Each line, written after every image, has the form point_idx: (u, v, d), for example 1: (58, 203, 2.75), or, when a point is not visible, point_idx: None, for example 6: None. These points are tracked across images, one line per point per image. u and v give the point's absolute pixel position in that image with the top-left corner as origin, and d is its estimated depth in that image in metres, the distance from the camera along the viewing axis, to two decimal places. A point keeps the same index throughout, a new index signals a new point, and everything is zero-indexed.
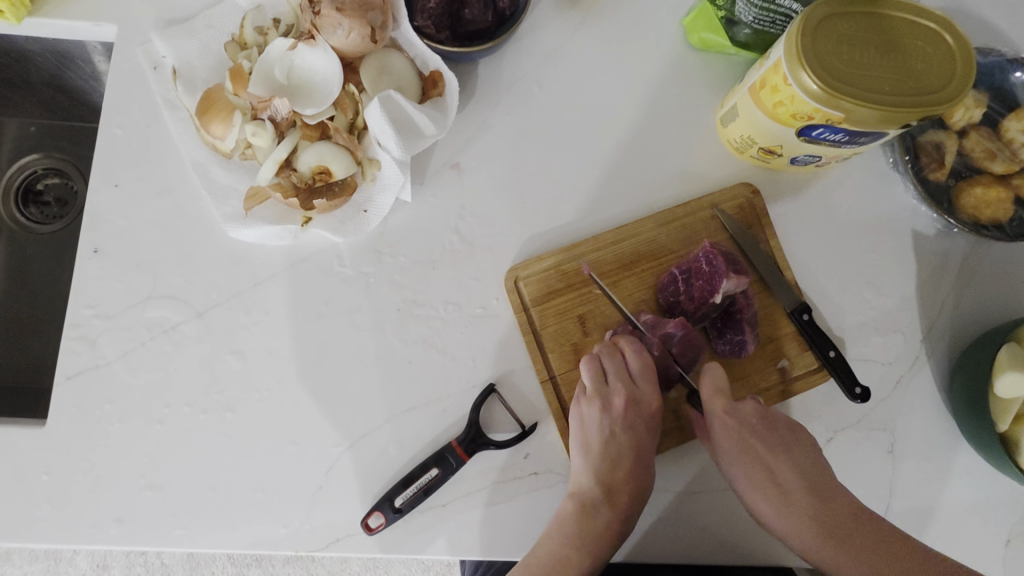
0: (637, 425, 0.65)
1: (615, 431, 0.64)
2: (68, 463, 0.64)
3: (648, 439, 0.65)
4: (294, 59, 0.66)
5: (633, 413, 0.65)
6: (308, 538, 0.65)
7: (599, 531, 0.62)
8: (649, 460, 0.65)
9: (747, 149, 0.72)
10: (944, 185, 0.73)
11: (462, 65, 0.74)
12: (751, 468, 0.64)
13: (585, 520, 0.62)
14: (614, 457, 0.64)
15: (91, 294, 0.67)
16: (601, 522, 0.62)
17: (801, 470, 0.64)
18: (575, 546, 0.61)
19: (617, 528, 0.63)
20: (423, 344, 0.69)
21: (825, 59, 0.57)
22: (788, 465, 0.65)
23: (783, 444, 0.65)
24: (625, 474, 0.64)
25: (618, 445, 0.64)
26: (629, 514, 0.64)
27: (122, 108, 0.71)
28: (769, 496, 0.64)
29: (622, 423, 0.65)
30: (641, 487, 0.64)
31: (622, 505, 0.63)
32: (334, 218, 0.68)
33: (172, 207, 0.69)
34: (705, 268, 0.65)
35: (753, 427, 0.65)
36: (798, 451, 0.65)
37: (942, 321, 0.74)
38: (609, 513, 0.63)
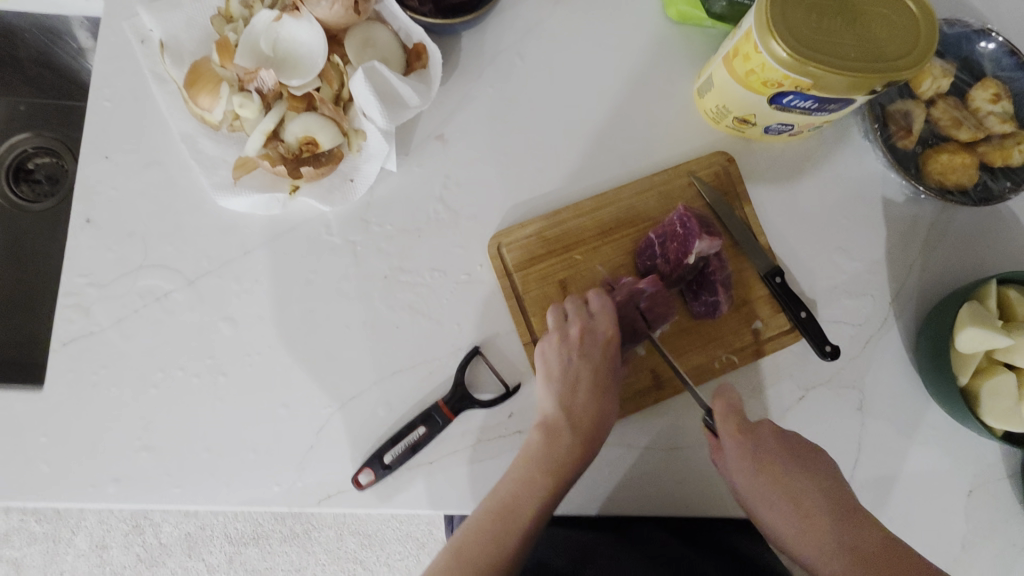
0: (595, 355, 0.67)
1: (572, 360, 0.66)
2: (66, 427, 0.66)
3: (607, 369, 0.67)
4: (280, 31, 0.67)
5: (590, 345, 0.67)
6: (301, 496, 0.67)
7: (562, 454, 0.64)
8: (610, 389, 0.67)
9: (723, 118, 0.74)
10: (912, 153, 0.75)
11: (445, 38, 0.75)
12: (762, 475, 0.65)
13: (547, 445, 0.64)
14: (573, 385, 0.66)
15: (84, 264, 0.69)
16: (563, 448, 0.64)
17: (811, 483, 0.66)
18: (539, 469, 0.63)
19: (580, 454, 0.64)
20: (410, 310, 0.71)
21: (794, 26, 0.59)
22: (797, 474, 0.66)
23: (795, 454, 0.67)
24: (585, 399, 0.66)
25: (575, 371, 0.66)
26: (591, 438, 0.65)
27: (110, 81, 0.72)
28: (785, 519, 0.65)
29: (578, 352, 0.66)
30: (601, 411, 0.66)
31: (583, 429, 0.65)
32: (321, 188, 0.70)
33: (162, 179, 0.71)
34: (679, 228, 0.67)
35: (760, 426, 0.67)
36: (807, 450, 0.67)
37: (911, 284, 0.77)
38: (570, 437, 0.64)
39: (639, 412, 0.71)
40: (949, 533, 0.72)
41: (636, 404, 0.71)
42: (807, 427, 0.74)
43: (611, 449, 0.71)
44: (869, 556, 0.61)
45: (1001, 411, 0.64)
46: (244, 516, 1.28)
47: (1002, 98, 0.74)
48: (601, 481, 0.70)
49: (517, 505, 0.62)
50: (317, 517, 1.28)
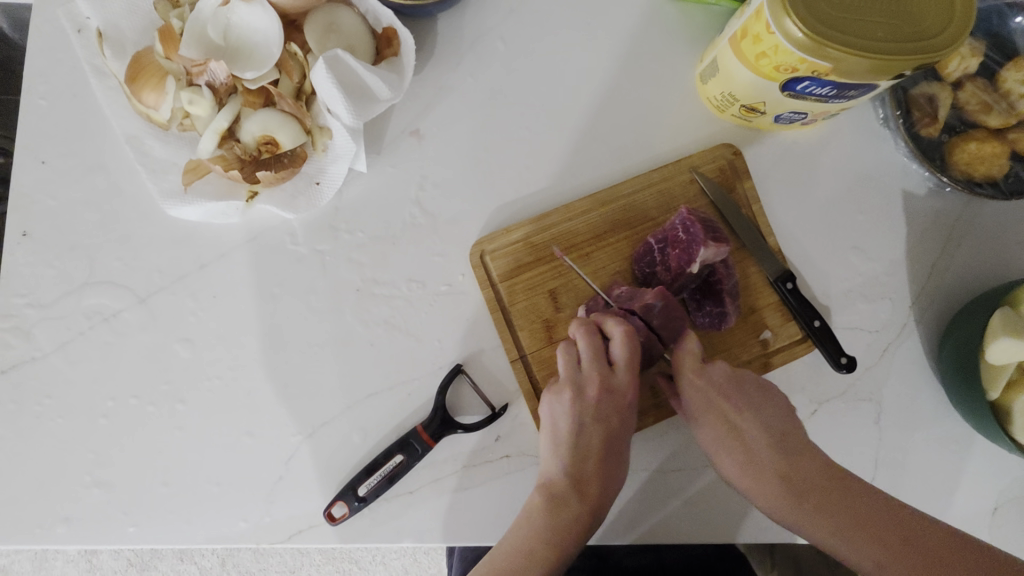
0: (612, 421, 0.59)
1: (584, 420, 0.59)
2: (9, 462, 0.60)
3: (625, 435, 0.59)
4: (230, 17, 0.60)
5: (606, 402, 0.59)
6: (270, 531, 0.62)
7: (569, 528, 0.57)
8: (624, 455, 0.59)
9: (728, 107, 0.67)
10: (937, 141, 0.69)
11: (419, 22, 0.68)
12: (709, 411, 0.59)
13: (552, 517, 0.57)
14: (585, 452, 0.58)
15: (23, 282, 0.62)
16: (568, 518, 0.57)
17: (762, 421, 0.60)
18: (542, 545, 0.56)
19: (587, 528, 0.57)
20: (385, 325, 0.65)
21: (812, 2, 0.52)
22: (746, 411, 0.60)
23: (745, 393, 0.60)
24: (597, 469, 0.58)
25: (589, 438, 0.58)
26: (600, 511, 0.58)
27: (45, 77, 0.64)
28: (735, 457, 0.59)
29: (592, 412, 0.59)
30: (614, 480, 0.59)
31: (593, 498, 0.58)
32: (283, 193, 0.63)
33: (106, 185, 0.64)
34: (677, 238, 0.60)
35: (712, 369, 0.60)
36: (757, 390, 0.61)
37: (933, 284, 0.70)
38: (576, 506, 0.57)
39: (639, 432, 0.65)
40: None
41: (635, 424, 0.64)
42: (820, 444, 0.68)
43: None
44: (820, 493, 0.55)
45: None
46: None
47: None
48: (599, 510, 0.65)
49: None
50: None
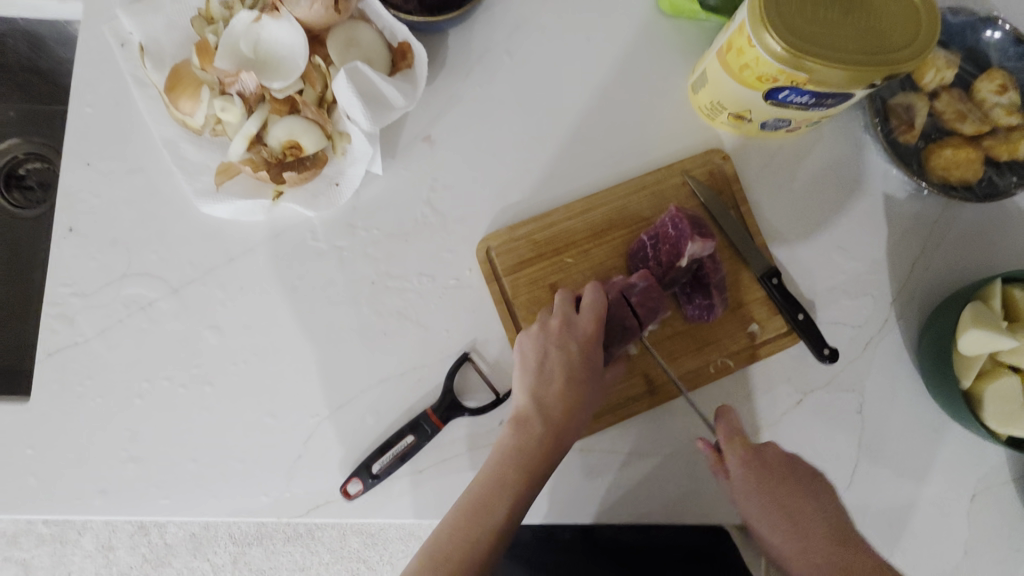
0: (573, 350, 0.63)
1: (547, 353, 0.63)
2: (52, 438, 0.66)
3: (586, 364, 0.63)
4: (261, 32, 0.66)
5: (567, 336, 0.63)
6: (289, 506, 0.67)
7: (533, 450, 0.60)
8: (588, 384, 0.63)
9: (718, 114, 0.72)
10: (914, 148, 0.73)
11: (431, 37, 0.73)
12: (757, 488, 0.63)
13: (518, 438, 0.61)
14: (549, 380, 0.62)
15: (68, 273, 0.68)
16: (534, 441, 0.60)
17: (818, 509, 0.61)
18: (508, 462, 0.60)
19: (551, 446, 0.61)
20: (398, 316, 0.70)
21: (789, 18, 0.57)
22: (805, 497, 0.62)
23: (800, 479, 0.63)
24: (560, 395, 0.62)
25: (552, 365, 0.62)
26: (564, 432, 0.61)
27: (91, 87, 0.70)
28: (786, 535, 0.61)
29: (555, 345, 0.63)
30: (578, 403, 0.62)
31: (556, 420, 0.61)
32: (305, 193, 0.69)
33: (144, 185, 0.70)
34: (666, 231, 0.66)
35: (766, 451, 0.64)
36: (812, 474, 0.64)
37: (912, 282, 0.74)
38: (540, 430, 0.61)
39: (633, 417, 0.70)
40: (952, 538, 0.71)
41: (630, 410, 0.69)
42: (805, 432, 0.72)
43: (601, 458, 0.69)
44: None
45: (1003, 414, 0.63)
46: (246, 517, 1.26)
47: (1009, 90, 0.71)
48: (594, 490, 0.69)
49: (492, 496, 0.58)
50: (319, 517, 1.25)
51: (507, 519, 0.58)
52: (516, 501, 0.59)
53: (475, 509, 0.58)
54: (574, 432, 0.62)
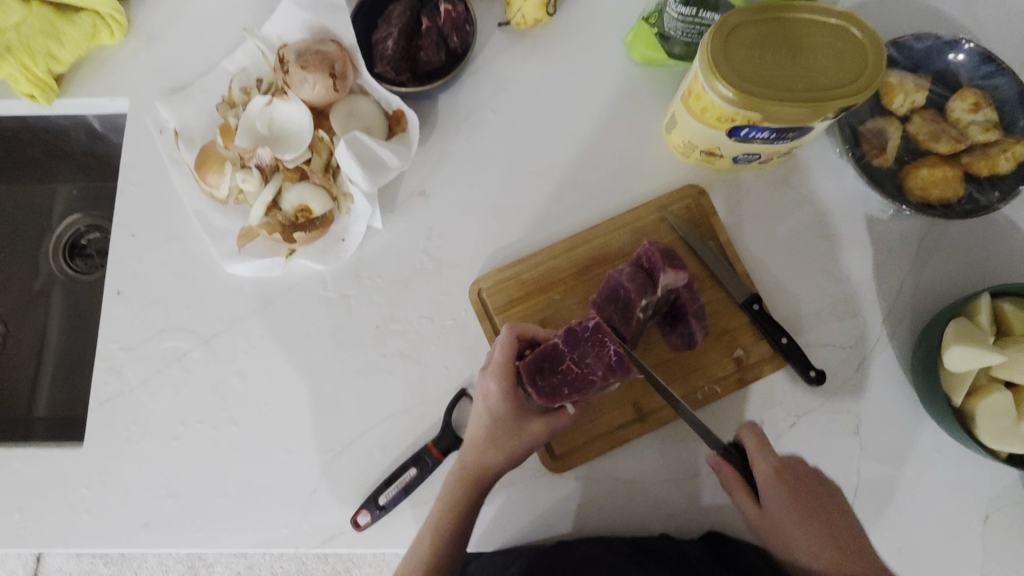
0: (491, 405, 0.66)
1: (478, 404, 0.67)
2: (102, 479, 0.74)
3: (501, 419, 0.66)
4: (273, 113, 0.75)
5: (487, 385, 0.67)
6: (308, 537, 0.72)
7: (453, 495, 0.65)
8: (503, 438, 0.65)
9: (691, 152, 0.76)
10: (889, 170, 0.75)
11: (423, 103, 0.82)
12: (803, 505, 0.63)
13: (446, 483, 0.66)
14: (471, 431, 0.67)
15: (116, 331, 0.78)
16: (455, 483, 0.66)
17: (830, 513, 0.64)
18: (437, 507, 0.66)
19: (466, 492, 0.65)
20: (401, 356, 0.76)
21: (738, 66, 0.62)
22: (830, 506, 0.65)
23: (813, 484, 0.65)
24: (479, 450, 0.65)
25: (476, 419, 0.67)
26: (481, 482, 0.65)
27: (135, 169, 0.82)
28: (818, 541, 0.62)
29: (482, 398, 0.67)
30: (491, 459, 0.65)
31: (473, 471, 0.65)
32: (316, 248, 0.77)
33: (179, 251, 0.79)
34: (619, 292, 0.69)
35: (799, 467, 0.66)
36: (842, 508, 0.65)
37: (902, 300, 0.75)
38: (459, 476, 0.66)
39: (625, 445, 0.72)
40: (967, 561, 0.69)
41: (621, 437, 0.71)
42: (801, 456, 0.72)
43: (593, 481, 0.72)
44: None
45: (996, 430, 0.62)
46: (288, 556, 1.31)
47: (983, 107, 0.72)
48: (590, 511, 0.71)
49: (429, 525, 0.65)
50: (356, 555, 1.30)
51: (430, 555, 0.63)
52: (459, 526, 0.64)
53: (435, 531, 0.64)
54: (494, 479, 0.66)
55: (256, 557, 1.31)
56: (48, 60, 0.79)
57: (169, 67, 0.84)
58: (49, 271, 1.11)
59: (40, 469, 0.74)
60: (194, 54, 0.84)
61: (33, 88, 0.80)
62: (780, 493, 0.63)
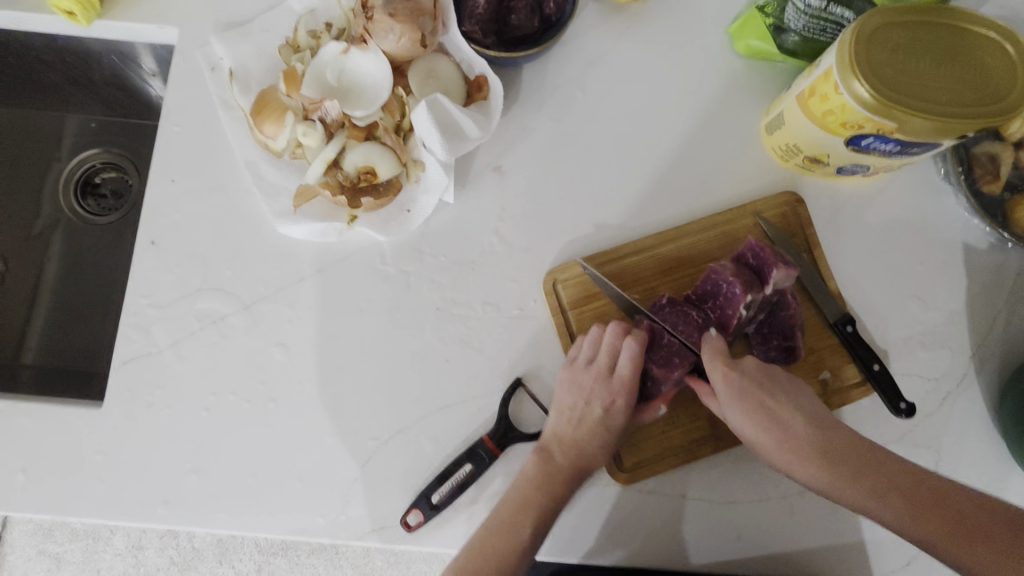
0: (600, 405, 0.63)
1: (588, 404, 0.64)
2: (120, 444, 0.67)
3: (609, 420, 0.63)
4: (346, 63, 0.68)
5: (601, 384, 0.63)
6: (344, 529, 0.66)
7: (550, 481, 0.63)
8: (610, 438, 0.63)
9: (792, 157, 0.71)
10: (999, 199, 0.70)
11: (506, 72, 0.75)
12: (744, 400, 0.59)
13: (539, 471, 0.63)
14: (577, 429, 0.63)
15: (147, 285, 0.70)
16: (551, 472, 0.63)
17: (802, 409, 0.58)
18: (534, 496, 0.62)
19: (566, 484, 0.63)
20: (460, 343, 0.70)
21: (880, 68, 0.56)
22: (782, 396, 0.59)
23: (777, 380, 0.60)
24: (587, 446, 0.63)
25: (580, 420, 0.64)
26: (581, 475, 0.64)
27: (180, 107, 0.74)
28: (771, 436, 0.57)
29: (594, 397, 0.63)
30: (596, 455, 0.63)
31: (575, 461, 0.63)
32: (379, 217, 0.70)
33: (224, 203, 0.72)
34: (719, 291, 0.64)
35: (745, 360, 0.61)
36: (806, 396, 0.60)
37: (993, 337, 0.71)
38: (559, 467, 0.63)
39: (697, 461, 0.67)
40: None
41: (694, 452, 0.67)
42: None
43: (664, 499, 0.67)
44: (860, 463, 0.53)
45: None
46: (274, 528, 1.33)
47: None
48: (656, 529, 0.67)
49: (519, 515, 0.61)
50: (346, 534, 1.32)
51: (525, 551, 0.60)
52: (535, 533, 0.61)
53: (499, 535, 0.61)
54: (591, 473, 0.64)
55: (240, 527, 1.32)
56: None
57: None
58: (54, 209, 1.03)
59: (50, 427, 0.67)
60: None
61: (74, 5, 0.72)
62: (736, 394, 0.59)
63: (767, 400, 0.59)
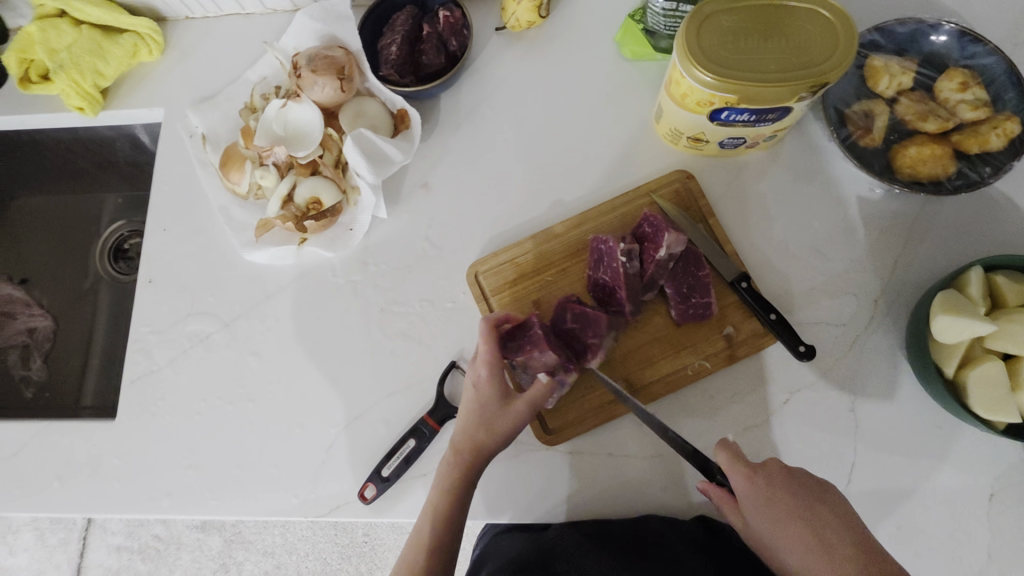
0: (473, 391, 0.70)
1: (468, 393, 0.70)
2: (132, 450, 0.80)
3: (490, 398, 0.68)
4: (287, 115, 0.82)
5: (471, 371, 0.71)
6: (316, 506, 0.76)
7: (450, 476, 0.68)
8: (492, 425, 0.68)
9: (678, 139, 0.79)
10: (879, 150, 0.76)
11: (426, 103, 0.88)
12: (763, 500, 0.62)
13: (441, 469, 0.69)
14: (461, 418, 0.70)
15: (148, 316, 0.85)
16: (447, 467, 0.69)
17: (833, 519, 0.60)
18: (441, 487, 0.68)
19: (463, 480, 0.68)
20: (403, 336, 0.80)
21: (711, 50, 0.64)
22: (802, 504, 0.61)
23: (798, 483, 0.63)
24: (473, 426, 0.68)
25: (464, 410, 0.70)
26: (481, 456, 0.68)
27: (168, 170, 0.90)
28: (801, 549, 0.59)
29: (470, 384, 0.70)
30: (481, 440, 0.68)
31: (465, 450, 0.68)
32: (326, 237, 0.83)
33: (205, 243, 0.87)
34: (602, 254, 0.74)
35: (774, 471, 0.63)
36: (827, 493, 0.62)
37: (895, 279, 0.75)
38: (453, 461, 0.69)
39: (617, 419, 0.75)
40: (971, 541, 0.68)
41: (612, 411, 0.74)
42: (794, 432, 0.73)
43: (591, 457, 0.74)
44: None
45: (989, 401, 0.62)
46: (314, 558, 1.42)
47: (972, 86, 0.73)
48: (587, 485, 0.74)
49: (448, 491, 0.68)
50: (379, 558, 1.39)
51: (447, 518, 0.67)
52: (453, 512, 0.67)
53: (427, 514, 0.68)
54: (482, 462, 0.68)
55: (284, 558, 1.43)
56: (94, 75, 0.89)
57: (199, 79, 0.93)
58: (97, 273, 1.21)
59: (78, 442, 0.81)
60: (221, 67, 0.93)
61: (81, 100, 0.90)
62: (759, 504, 0.62)
63: (785, 504, 0.61)
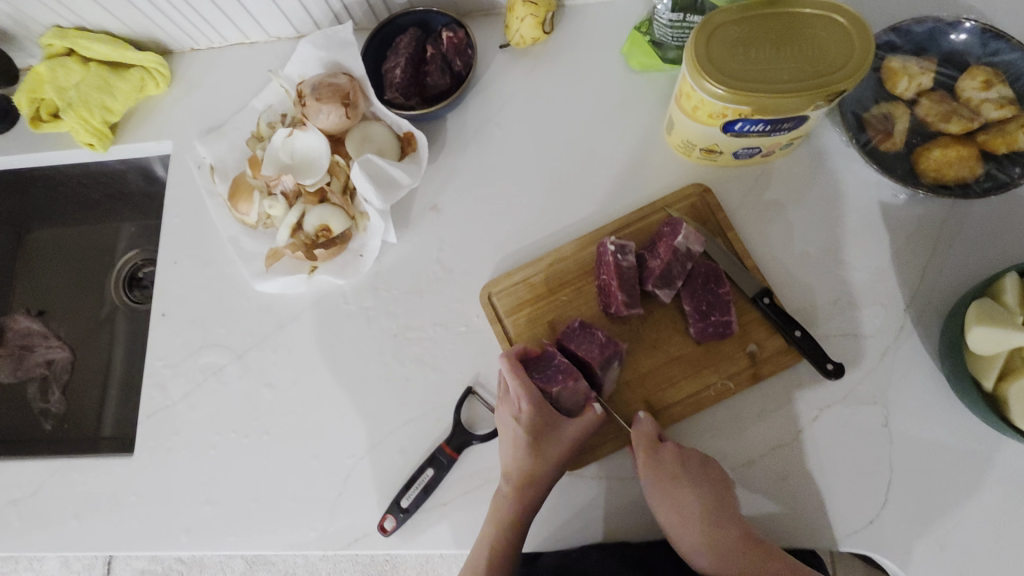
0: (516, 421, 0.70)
1: (508, 423, 0.70)
2: (149, 486, 0.80)
3: (538, 430, 0.69)
4: (293, 143, 0.81)
5: (507, 402, 0.71)
6: (334, 539, 0.75)
7: (507, 506, 0.68)
8: (545, 453, 0.68)
9: (691, 151, 0.77)
10: (900, 154, 0.73)
11: (433, 124, 0.87)
12: (662, 481, 0.67)
13: (495, 501, 0.70)
14: (507, 449, 0.70)
15: (161, 350, 0.85)
16: (501, 499, 0.69)
17: (698, 488, 0.68)
18: (497, 520, 0.69)
19: (521, 507, 0.68)
20: (417, 362, 0.79)
21: (722, 62, 0.63)
22: (683, 478, 0.67)
23: (687, 467, 0.68)
24: (524, 458, 0.68)
25: (509, 442, 0.70)
26: (538, 485, 0.68)
27: (178, 202, 0.90)
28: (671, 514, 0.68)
29: (510, 415, 0.70)
30: (535, 469, 0.68)
31: (520, 481, 0.68)
32: (336, 265, 0.82)
33: (216, 273, 0.86)
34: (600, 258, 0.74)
35: (686, 454, 0.69)
36: (705, 464, 0.69)
37: (924, 288, 0.72)
38: (509, 492, 0.69)
39: None
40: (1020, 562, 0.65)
41: None
42: (826, 451, 0.70)
43: (617, 483, 0.72)
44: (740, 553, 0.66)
45: None
46: None
47: (996, 84, 0.70)
48: (614, 511, 0.72)
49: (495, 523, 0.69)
50: None
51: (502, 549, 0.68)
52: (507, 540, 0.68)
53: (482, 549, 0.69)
54: (540, 489, 0.69)
55: None
56: (102, 111, 0.90)
57: (207, 110, 0.93)
58: (112, 303, 1.20)
59: (96, 479, 0.81)
60: (228, 97, 0.93)
61: (92, 136, 0.90)
62: (659, 486, 0.67)
63: (672, 484, 0.67)
